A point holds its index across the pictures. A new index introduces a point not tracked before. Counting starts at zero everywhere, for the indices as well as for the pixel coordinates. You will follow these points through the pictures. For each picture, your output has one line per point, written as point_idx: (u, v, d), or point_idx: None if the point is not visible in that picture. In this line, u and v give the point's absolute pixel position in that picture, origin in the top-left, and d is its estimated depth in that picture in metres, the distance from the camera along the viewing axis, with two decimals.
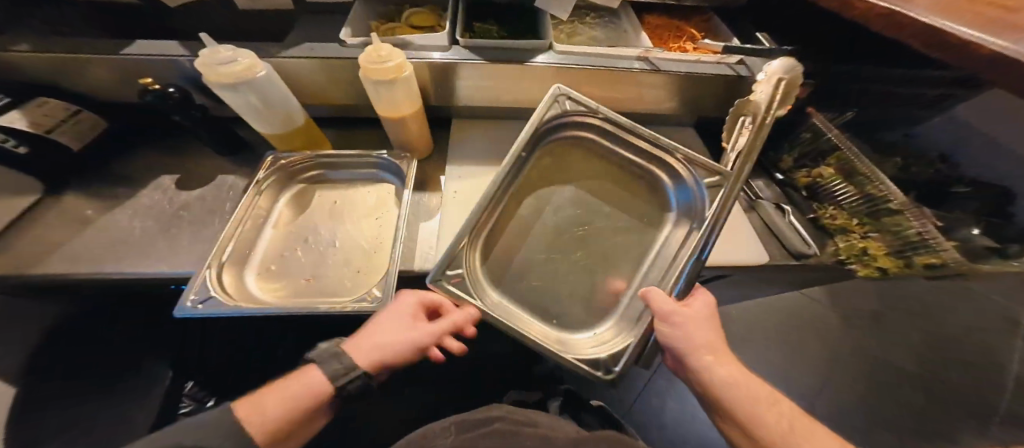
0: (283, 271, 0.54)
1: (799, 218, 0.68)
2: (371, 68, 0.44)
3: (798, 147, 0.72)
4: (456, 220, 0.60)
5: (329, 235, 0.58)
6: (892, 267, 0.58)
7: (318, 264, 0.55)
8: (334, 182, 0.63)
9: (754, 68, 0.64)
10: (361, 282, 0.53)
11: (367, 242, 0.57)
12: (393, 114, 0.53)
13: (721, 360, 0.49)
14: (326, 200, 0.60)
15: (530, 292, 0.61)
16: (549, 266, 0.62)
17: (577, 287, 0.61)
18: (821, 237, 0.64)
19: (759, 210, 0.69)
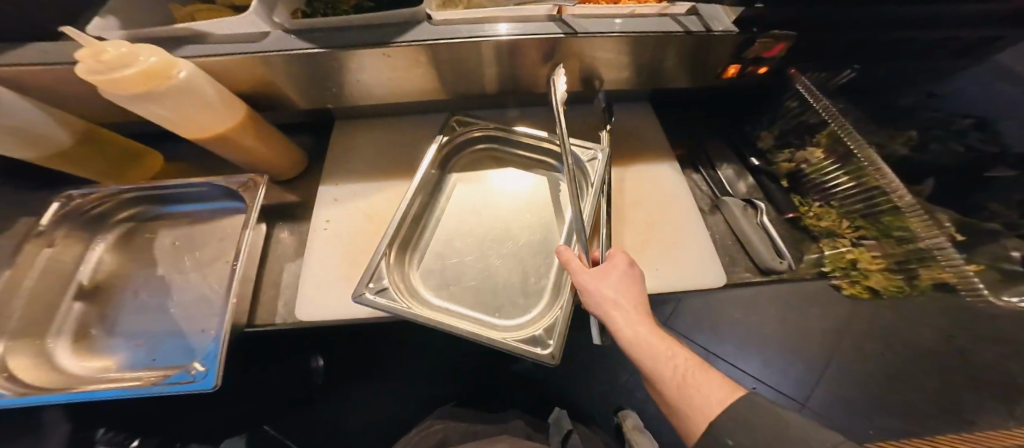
0: (106, 336, 0.43)
1: (774, 218, 0.54)
2: (100, 83, 0.30)
3: (779, 122, 0.56)
4: (332, 256, 0.49)
5: (165, 285, 0.47)
6: (886, 285, 0.46)
7: (151, 324, 0.44)
8: (172, 219, 0.52)
9: (708, 19, 0.47)
10: (205, 340, 0.43)
11: (212, 289, 0.46)
12: (207, 135, 0.40)
13: (637, 312, 0.36)
14: (164, 241, 0.50)
15: (446, 281, 0.50)
16: (459, 254, 0.52)
17: (495, 269, 0.50)
18: (800, 242, 0.52)
19: (723, 209, 0.55)
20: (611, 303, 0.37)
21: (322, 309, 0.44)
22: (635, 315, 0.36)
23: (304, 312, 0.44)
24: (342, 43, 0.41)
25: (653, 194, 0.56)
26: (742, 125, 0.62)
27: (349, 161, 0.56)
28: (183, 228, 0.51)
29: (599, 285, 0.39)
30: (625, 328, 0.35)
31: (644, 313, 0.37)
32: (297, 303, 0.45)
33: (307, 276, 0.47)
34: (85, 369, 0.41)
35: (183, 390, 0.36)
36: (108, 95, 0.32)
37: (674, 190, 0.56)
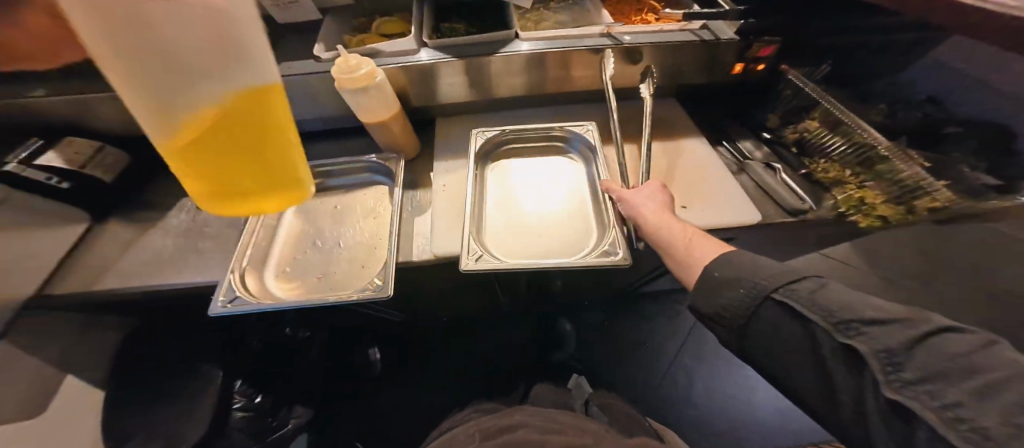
0: (296, 271, 0.59)
1: (791, 174, 0.65)
2: (343, 79, 0.51)
3: (782, 104, 0.69)
4: (447, 210, 0.64)
5: (334, 236, 0.63)
6: (893, 215, 0.55)
7: (326, 261, 0.60)
8: (331, 190, 0.70)
9: (718, 30, 0.65)
10: (367, 272, 0.58)
11: (367, 238, 0.62)
12: (375, 120, 0.59)
13: (661, 214, 0.52)
14: (328, 205, 0.67)
15: (517, 243, 0.61)
16: (518, 226, 0.64)
17: (553, 226, 0.63)
18: (817, 191, 0.61)
19: (748, 171, 0.68)
20: (642, 210, 0.54)
21: (449, 246, 0.59)
22: (661, 214, 0.53)
23: (438, 249, 0.59)
24: (466, 54, 0.64)
25: (689, 163, 0.70)
26: (753, 109, 0.76)
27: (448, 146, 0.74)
28: (338, 197, 0.68)
29: (633, 201, 0.56)
30: (650, 220, 0.52)
31: (668, 214, 0.52)
32: (428, 243, 0.60)
33: (433, 225, 0.62)
34: (289, 290, 0.57)
35: (366, 295, 0.50)
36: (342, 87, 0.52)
37: (706, 160, 0.70)
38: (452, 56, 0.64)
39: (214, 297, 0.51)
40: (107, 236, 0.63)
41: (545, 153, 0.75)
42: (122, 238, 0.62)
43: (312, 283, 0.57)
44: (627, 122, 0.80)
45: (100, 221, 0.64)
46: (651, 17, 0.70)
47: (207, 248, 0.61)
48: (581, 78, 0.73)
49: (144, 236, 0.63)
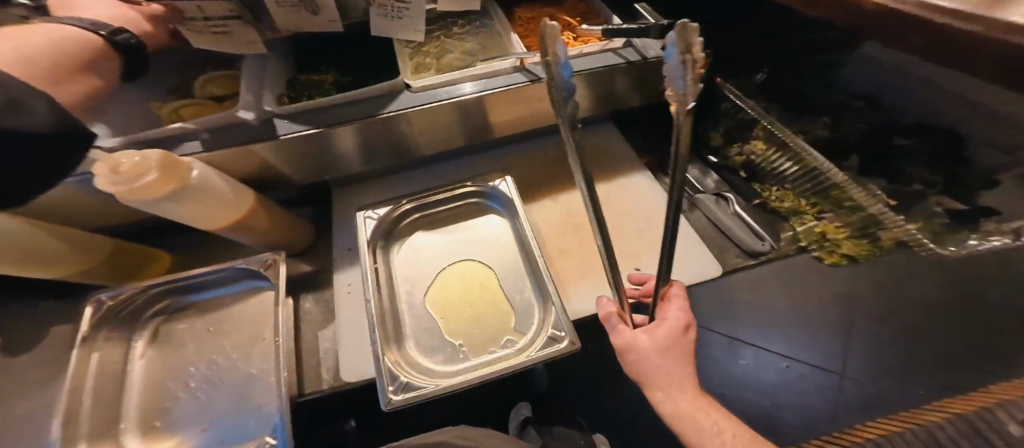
0: (169, 425, 0.47)
1: (744, 206, 0.57)
2: (121, 192, 0.34)
3: (722, 122, 0.61)
4: (355, 320, 0.52)
5: (213, 368, 0.51)
6: (859, 253, 0.51)
7: (206, 407, 0.48)
8: (198, 301, 0.56)
9: (643, 49, 0.54)
10: (268, 411, 0.48)
11: (259, 365, 0.51)
12: (225, 223, 0.44)
13: (686, 391, 0.39)
14: (200, 327, 0.54)
15: (450, 353, 0.48)
16: (453, 322, 0.51)
17: (489, 316, 0.52)
18: (774, 225, 0.55)
19: (699, 207, 0.57)
20: (664, 374, 0.39)
21: (359, 369, 0.48)
22: (685, 395, 0.38)
23: (347, 374, 0.48)
24: (330, 121, 0.48)
25: (630, 208, 0.58)
26: (695, 127, 0.66)
27: (347, 227, 0.60)
28: (213, 315, 0.55)
29: (650, 348, 0.39)
30: (669, 410, 0.38)
31: (692, 386, 0.39)
32: (339, 366, 0.49)
33: (343, 345, 0.50)
34: None
35: None
36: (130, 201, 0.35)
37: (654, 201, 0.59)
38: (311, 126, 0.47)
39: None
40: None
41: (464, 212, 0.61)
42: None
43: (194, 440, 0.46)
44: None
45: None
46: (569, 37, 0.58)
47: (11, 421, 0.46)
48: (498, 122, 0.60)
49: None
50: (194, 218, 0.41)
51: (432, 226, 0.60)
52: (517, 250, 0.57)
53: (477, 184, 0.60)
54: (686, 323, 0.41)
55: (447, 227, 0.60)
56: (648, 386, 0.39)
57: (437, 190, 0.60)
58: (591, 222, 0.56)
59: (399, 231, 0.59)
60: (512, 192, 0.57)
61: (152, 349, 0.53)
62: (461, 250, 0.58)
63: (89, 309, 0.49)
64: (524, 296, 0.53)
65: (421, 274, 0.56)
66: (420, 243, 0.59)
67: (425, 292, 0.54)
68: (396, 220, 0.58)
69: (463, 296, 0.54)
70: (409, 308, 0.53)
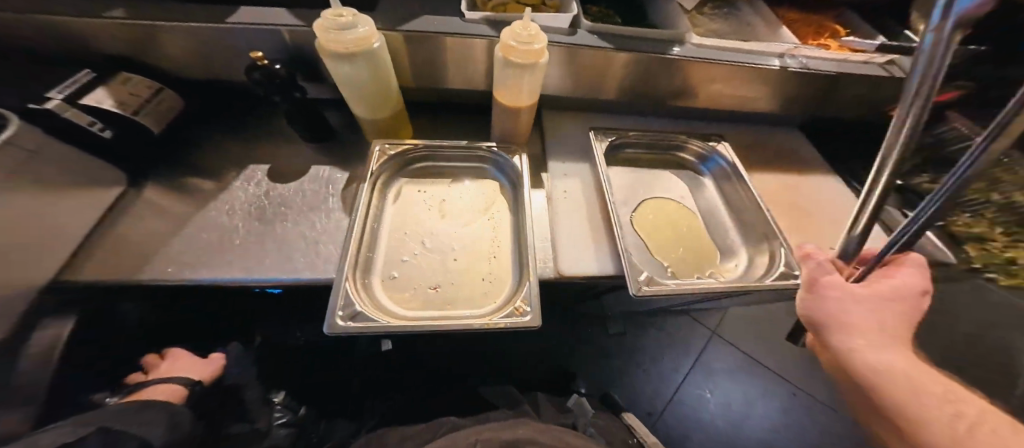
0: (405, 276, 0.51)
1: (927, 226, 0.61)
2: (514, 48, 0.47)
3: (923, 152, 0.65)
4: (576, 230, 0.58)
5: (446, 235, 0.56)
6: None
7: (440, 268, 0.52)
8: (434, 175, 0.63)
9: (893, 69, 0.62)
10: (501, 286, 0.52)
11: (488, 244, 0.56)
12: (514, 105, 0.56)
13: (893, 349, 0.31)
14: (436, 196, 0.60)
15: (666, 266, 0.53)
16: (665, 245, 0.56)
17: (699, 250, 0.56)
18: (958, 246, 0.58)
19: (884, 216, 0.63)
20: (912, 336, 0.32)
21: (586, 268, 0.53)
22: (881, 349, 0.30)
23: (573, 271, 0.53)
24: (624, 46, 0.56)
25: (825, 201, 0.63)
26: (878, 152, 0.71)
27: (565, 147, 0.67)
28: (444, 190, 0.61)
29: (869, 297, 0.32)
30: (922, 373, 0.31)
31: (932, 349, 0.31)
32: (561, 257, 0.55)
33: (565, 250, 0.55)
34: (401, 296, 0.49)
35: (517, 323, 0.44)
36: (514, 56, 0.48)
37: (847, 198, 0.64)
38: (609, 46, 0.56)
39: (330, 307, 0.42)
40: (160, 206, 0.51)
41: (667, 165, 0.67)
42: (184, 210, 0.50)
43: (432, 295, 0.49)
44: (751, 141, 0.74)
45: (150, 185, 0.52)
46: (830, 45, 0.64)
47: (284, 230, 0.50)
48: (725, 97, 0.66)
49: (210, 213, 0.51)
50: (513, 92, 0.54)
51: (638, 167, 0.66)
52: (719, 207, 0.62)
53: (693, 143, 0.66)
54: (898, 286, 0.32)
55: (650, 171, 0.66)
56: (830, 333, 0.32)
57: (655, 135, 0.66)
58: (794, 202, 0.62)
59: (613, 160, 0.65)
60: (736, 159, 0.62)
61: (396, 203, 0.58)
62: (666, 194, 0.63)
63: (381, 151, 0.58)
64: (730, 245, 0.57)
65: (631, 201, 0.61)
66: (626, 177, 0.64)
67: (635, 216, 0.59)
68: (618, 150, 0.65)
69: (670, 227, 0.58)
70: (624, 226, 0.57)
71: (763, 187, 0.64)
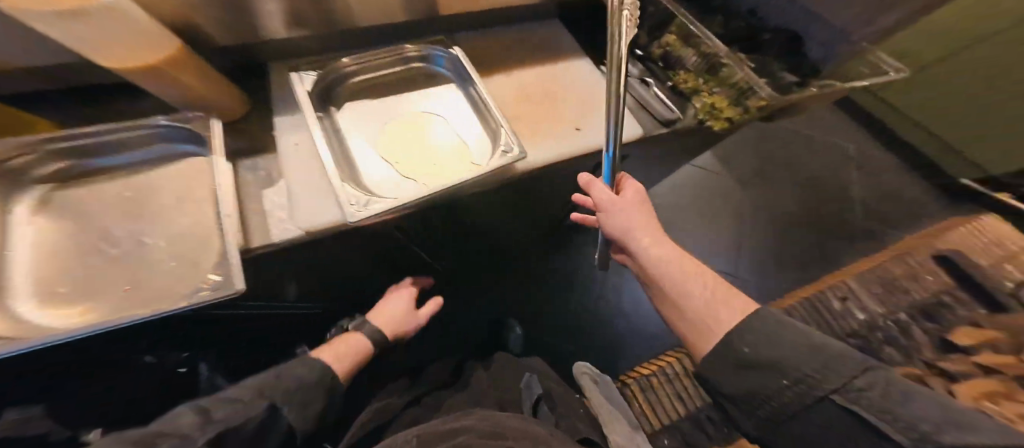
0: (65, 297, 0.39)
1: (662, 88, 0.69)
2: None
3: (647, 23, 0.72)
4: (302, 178, 0.48)
5: (129, 232, 0.45)
6: (734, 116, 0.64)
7: (123, 270, 0.42)
8: (104, 172, 0.48)
9: None
10: (202, 269, 0.41)
11: (190, 227, 0.45)
12: (139, 66, 0.37)
13: (658, 237, 0.43)
14: (113, 193, 0.47)
15: (405, 181, 0.49)
16: (405, 162, 0.51)
17: (442, 157, 0.52)
18: (683, 101, 0.67)
19: (629, 89, 0.68)
20: (651, 223, 0.45)
21: (313, 215, 0.45)
22: (658, 242, 0.43)
23: (305, 220, 0.45)
24: None
25: (572, 83, 0.64)
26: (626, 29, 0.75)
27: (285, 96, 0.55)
28: (123, 182, 0.48)
29: (633, 204, 0.46)
30: (653, 251, 0.42)
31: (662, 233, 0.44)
32: (290, 211, 0.46)
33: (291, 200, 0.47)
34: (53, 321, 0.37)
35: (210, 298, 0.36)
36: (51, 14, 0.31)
37: (592, 78, 0.65)
38: None
39: None
40: None
41: (402, 80, 0.60)
42: None
43: (118, 296, 0.40)
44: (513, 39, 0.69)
45: None
46: None
47: None
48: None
49: None
50: (111, 46, 0.35)
51: (368, 94, 0.58)
52: (462, 108, 0.59)
53: (415, 49, 0.60)
54: (642, 199, 0.47)
55: (384, 93, 0.59)
56: (626, 238, 0.45)
57: (374, 53, 0.58)
58: (543, 91, 0.62)
59: (336, 93, 0.56)
60: (458, 52, 0.59)
61: (45, 220, 0.44)
62: (405, 112, 0.57)
63: None
64: (474, 143, 0.55)
65: (364, 129, 0.54)
66: (357, 107, 0.56)
67: (368, 145, 0.52)
68: (339, 82, 0.56)
69: (409, 144, 0.53)
70: (357, 155, 0.50)
71: (510, 82, 0.62)
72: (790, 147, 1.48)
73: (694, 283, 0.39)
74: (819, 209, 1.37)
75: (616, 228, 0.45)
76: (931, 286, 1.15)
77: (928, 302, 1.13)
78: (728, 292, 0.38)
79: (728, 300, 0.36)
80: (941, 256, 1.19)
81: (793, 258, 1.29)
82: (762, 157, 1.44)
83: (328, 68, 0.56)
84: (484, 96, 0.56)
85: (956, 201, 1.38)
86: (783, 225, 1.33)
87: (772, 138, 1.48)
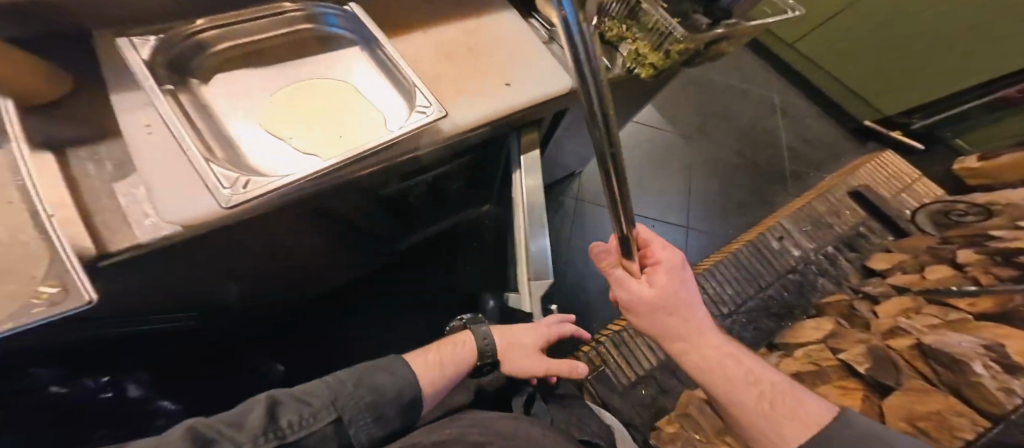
0: None
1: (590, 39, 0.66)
2: None
3: None
4: (164, 160, 0.37)
5: None
6: (659, 62, 0.64)
7: None
8: None
9: None
10: None
11: None
12: None
13: (702, 338, 0.49)
14: None
15: (307, 159, 0.41)
16: (308, 137, 0.43)
17: (354, 128, 0.46)
18: (610, 53, 0.67)
19: (555, 39, 0.62)
20: (693, 322, 0.49)
21: (188, 203, 0.35)
22: (705, 348, 0.48)
23: (186, 209, 0.35)
24: None
25: (496, 39, 0.59)
26: None
27: (118, 63, 0.41)
28: None
29: (668, 290, 0.49)
30: (707, 355, 0.48)
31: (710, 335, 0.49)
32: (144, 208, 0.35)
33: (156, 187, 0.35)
34: None
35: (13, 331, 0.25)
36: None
37: (519, 33, 0.61)
38: None
39: None
40: None
41: (291, 40, 0.50)
42: None
43: None
44: None
45: None
46: None
47: None
48: None
49: None
50: None
51: (249, 62, 0.47)
52: (374, 73, 0.51)
53: (300, 5, 0.50)
54: (672, 273, 0.49)
55: (270, 60, 0.48)
56: (671, 337, 0.49)
57: (243, 11, 0.46)
58: (465, 49, 0.57)
59: (201, 63, 0.44)
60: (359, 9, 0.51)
61: None
62: (304, 81, 0.48)
63: None
64: (391, 110, 0.48)
65: (253, 105, 0.44)
66: (235, 79, 0.46)
67: (259, 122, 0.43)
68: (204, 48, 0.44)
69: (311, 116, 0.45)
70: (241, 138, 0.41)
71: (427, 44, 0.55)
72: (724, 100, 1.53)
73: (751, 394, 0.44)
74: (753, 158, 1.45)
75: (654, 326, 0.50)
76: (850, 219, 1.29)
77: (850, 233, 1.26)
78: (785, 387, 0.45)
79: (787, 412, 0.42)
80: (858, 192, 1.33)
81: (737, 207, 1.36)
82: (701, 114, 1.49)
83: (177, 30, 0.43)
84: (399, 58, 0.50)
85: (861, 141, 1.56)
86: (725, 178, 1.39)
87: (709, 95, 1.53)
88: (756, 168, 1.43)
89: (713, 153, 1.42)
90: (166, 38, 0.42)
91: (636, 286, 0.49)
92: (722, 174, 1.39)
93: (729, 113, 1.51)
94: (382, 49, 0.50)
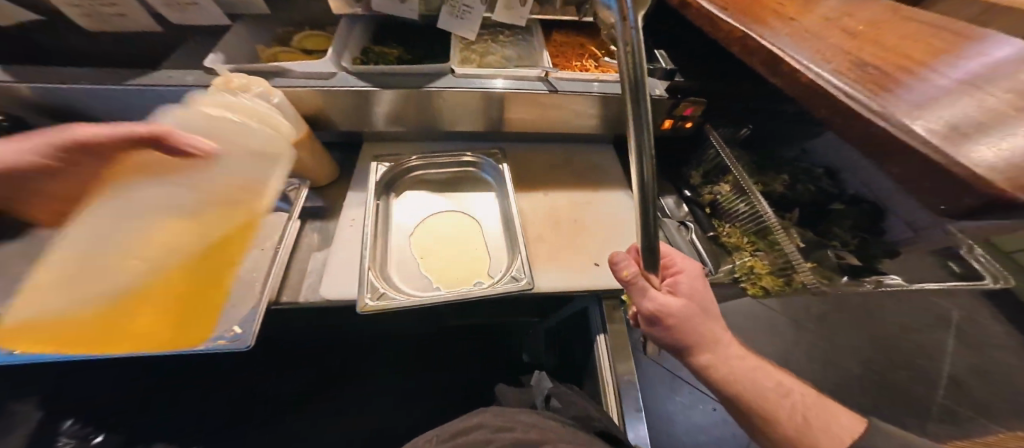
0: None
1: (702, 236, 0.72)
2: (222, 98, 0.49)
3: (703, 165, 0.77)
4: (344, 251, 0.58)
5: None
6: (775, 286, 0.64)
7: None
8: None
9: (648, 86, 0.67)
10: None
11: None
12: None
13: (729, 344, 0.47)
14: None
15: (427, 276, 0.58)
16: (433, 254, 0.62)
17: (461, 259, 0.61)
18: (720, 255, 0.69)
19: (665, 230, 0.73)
20: (713, 325, 0.47)
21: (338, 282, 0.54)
22: (727, 348, 0.47)
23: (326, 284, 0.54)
24: (387, 83, 0.60)
25: (605, 214, 0.70)
26: (680, 165, 0.82)
27: (360, 175, 0.67)
28: None
29: (690, 299, 0.47)
30: (735, 362, 0.46)
31: (727, 335, 0.48)
32: (319, 283, 0.55)
33: (325, 264, 0.56)
34: None
35: (223, 345, 0.43)
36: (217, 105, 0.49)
37: (626, 212, 0.71)
38: (370, 85, 0.60)
39: None
40: None
41: (457, 179, 0.72)
42: None
43: None
44: (564, 163, 0.78)
45: None
46: (591, 66, 0.72)
47: None
48: (522, 119, 0.71)
49: None
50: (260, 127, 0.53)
51: (426, 187, 0.70)
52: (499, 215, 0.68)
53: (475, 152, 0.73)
54: (693, 283, 0.49)
55: (440, 186, 0.71)
56: (690, 344, 0.46)
57: (438, 153, 0.72)
58: (573, 221, 0.69)
59: (401, 183, 0.69)
60: (504, 168, 0.70)
61: None
62: (454, 211, 0.68)
63: None
64: (497, 253, 0.63)
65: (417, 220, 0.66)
66: (413, 197, 0.69)
67: (412, 234, 0.64)
68: (406, 178, 0.70)
69: (444, 241, 0.64)
70: (394, 244, 0.62)
71: (545, 209, 0.70)
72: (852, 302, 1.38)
73: (775, 396, 0.44)
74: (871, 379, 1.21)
75: (684, 337, 0.46)
76: None
77: None
78: (818, 401, 0.44)
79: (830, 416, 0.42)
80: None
81: None
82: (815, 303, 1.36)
83: (400, 162, 0.69)
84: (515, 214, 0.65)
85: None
86: (823, 384, 1.19)
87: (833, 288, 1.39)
88: (871, 392, 1.19)
89: (817, 351, 1.25)
90: (394, 163, 0.69)
91: (658, 294, 0.45)
92: (820, 379, 1.20)
93: (853, 317, 1.33)
94: (506, 207, 0.67)
